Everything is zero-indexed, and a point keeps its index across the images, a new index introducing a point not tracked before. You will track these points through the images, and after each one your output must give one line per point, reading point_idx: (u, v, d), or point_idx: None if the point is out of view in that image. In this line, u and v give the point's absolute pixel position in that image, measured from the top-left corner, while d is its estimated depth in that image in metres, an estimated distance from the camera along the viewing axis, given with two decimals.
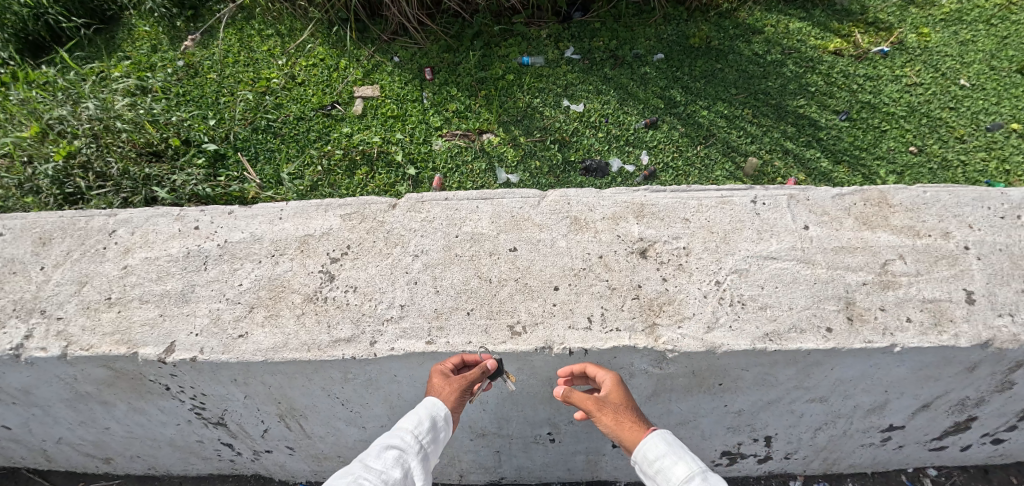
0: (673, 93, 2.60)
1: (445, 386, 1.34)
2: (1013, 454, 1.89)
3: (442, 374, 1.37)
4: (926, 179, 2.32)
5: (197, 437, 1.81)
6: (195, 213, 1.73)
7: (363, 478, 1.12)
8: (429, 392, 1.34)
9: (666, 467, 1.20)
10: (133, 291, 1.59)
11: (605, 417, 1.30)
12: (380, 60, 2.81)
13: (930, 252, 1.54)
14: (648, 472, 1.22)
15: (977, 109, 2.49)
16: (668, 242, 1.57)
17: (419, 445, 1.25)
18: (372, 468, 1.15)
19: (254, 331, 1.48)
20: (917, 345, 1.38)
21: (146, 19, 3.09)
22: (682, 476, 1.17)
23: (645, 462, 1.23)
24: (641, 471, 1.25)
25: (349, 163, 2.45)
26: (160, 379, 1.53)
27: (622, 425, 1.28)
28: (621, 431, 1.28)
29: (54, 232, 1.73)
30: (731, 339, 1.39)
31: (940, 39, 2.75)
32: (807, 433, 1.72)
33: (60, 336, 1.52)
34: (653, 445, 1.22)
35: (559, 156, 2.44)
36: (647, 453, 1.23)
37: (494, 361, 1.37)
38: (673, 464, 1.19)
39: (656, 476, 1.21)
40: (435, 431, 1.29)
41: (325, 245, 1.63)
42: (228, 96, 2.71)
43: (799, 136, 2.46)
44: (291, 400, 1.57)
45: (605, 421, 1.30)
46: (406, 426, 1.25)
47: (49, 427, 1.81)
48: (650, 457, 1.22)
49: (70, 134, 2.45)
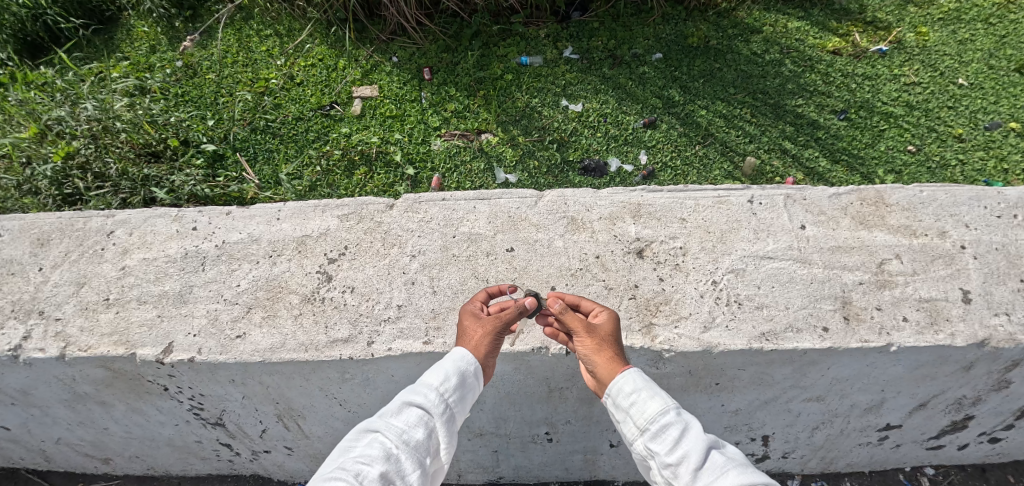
0: (671, 93, 2.60)
1: (481, 327, 1.29)
2: (1010, 453, 1.90)
3: (472, 313, 1.34)
4: (924, 178, 2.32)
5: (195, 438, 1.81)
6: (193, 214, 1.74)
7: (381, 436, 1.04)
8: (459, 346, 1.26)
9: (641, 401, 1.12)
10: (132, 292, 1.59)
11: (585, 344, 1.26)
12: (379, 60, 2.81)
13: (927, 251, 1.55)
14: (620, 405, 1.15)
15: (975, 108, 2.50)
16: (665, 242, 1.58)
17: (445, 403, 1.12)
18: (392, 427, 1.05)
19: (251, 331, 1.48)
20: (913, 344, 1.38)
21: (145, 20, 3.09)
22: (657, 411, 1.09)
23: (621, 395, 1.15)
24: (612, 404, 1.18)
25: (348, 164, 2.45)
26: (158, 380, 1.53)
27: (600, 352, 1.24)
28: (598, 358, 1.24)
29: (52, 233, 1.73)
30: (728, 338, 1.40)
31: (938, 38, 2.75)
32: (804, 432, 1.72)
33: (59, 337, 1.52)
34: (631, 378, 1.16)
35: (558, 156, 2.44)
36: (622, 385, 1.16)
37: (532, 301, 1.35)
38: (648, 399, 1.12)
39: (630, 410, 1.13)
40: (463, 389, 1.17)
41: (323, 245, 1.63)
42: (227, 96, 2.71)
43: (798, 135, 2.46)
44: (289, 400, 1.57)
45: (585, 349, 1.26)
46: (430, 382, 1.14)
47: (48, 427, 1.81)
48: (625, 388, 1.16)
49: (68, 135, 2.45)
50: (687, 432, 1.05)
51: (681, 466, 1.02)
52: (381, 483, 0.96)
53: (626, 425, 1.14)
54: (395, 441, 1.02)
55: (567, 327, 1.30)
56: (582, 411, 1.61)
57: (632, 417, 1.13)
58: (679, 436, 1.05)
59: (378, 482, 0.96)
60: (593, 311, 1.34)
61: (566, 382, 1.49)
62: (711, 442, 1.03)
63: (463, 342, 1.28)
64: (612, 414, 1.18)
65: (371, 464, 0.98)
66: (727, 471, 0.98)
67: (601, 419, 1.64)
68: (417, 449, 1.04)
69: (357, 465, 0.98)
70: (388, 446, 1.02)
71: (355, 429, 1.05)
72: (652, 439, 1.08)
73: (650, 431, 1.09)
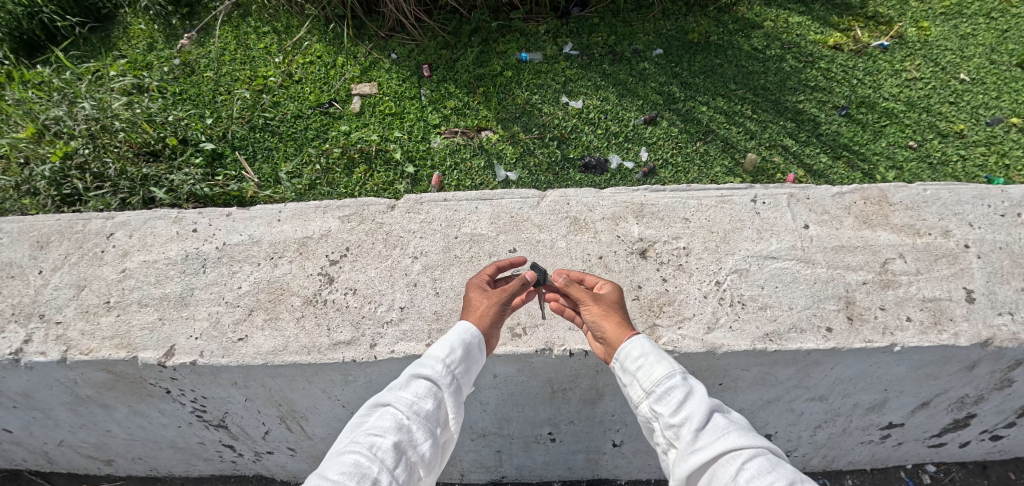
0: (672, 89, 2.59)
1: (487, 300, 1.31)
2: (1011, 450, 1.90)
3: (478, 288, 1.36)
4: (925, 174, 2.31)
5: (198, 439, 1.81)
6: (194, 215, 1.73)
7: (391, 408, 1.02)
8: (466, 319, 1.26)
9: (648, 365, 1.11)
10: (132, 294, 1.58)
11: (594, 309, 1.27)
12: (378, 57, 2.79)
13: (930, 251, 1.54)
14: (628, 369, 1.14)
15: (977, 103, 2.49)
16: (668, 242, 1.57)
17: (453, 375, 1.12)
18: (402, 399, 1.04)
19: (253, 334, 1.47)
20: (917, 345, 1.38)
21: (142, 17, 3.07)
22: (662, 375, 1.08)
23: (627, 359, 1.14)
24: (619, 368, 1.16)
25: (348, 162, 2.44)
26: (160, 383, 1.53)
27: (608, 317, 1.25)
28: (606, 322, 1.24)
29: (51, 235, 1.72)
30: (732, 339, 1.39)
31: (940, 32, 2.74)
32: (807, 430, 1.72)
33: (60, 340, 1.52)
34: (637, 341, 1.15)
35: (558, 153, 2.43)
36: (629, 349, 1.15)
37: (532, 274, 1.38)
38: (654, 363, 1.11)
39: (636, 374, 1.12)
40: (469, 361, 1.16)
41: (324, 246, 1.62)
42: (226, 95, 2.70)
43: (798, 132, 2.45)
44: (292, 402, 1.57)
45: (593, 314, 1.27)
46: (437, 354, 1.13)
47: (50, 429, 1.81)
48: (632, 353, 1.15)
49: (66, 135, 2.43)
50: (691, 395, 1.04)
51: (684, 427, 1.01)
52: (395, 454, 0.96)
53: (632, 388, 1.13)
54: (406, 413, 1.01)
55: (573, 298, 1.33)
56: (584, 411, 1.60)
57: (638, 380, 1.12)
58: (683, 399, 1.03)
59: (391, 453, 0.95)
60: (596, 284, 1.38)
61: (570, 383, 1.49)
62: (715, 407, 1.02)
63: (468, 312, 1.29)
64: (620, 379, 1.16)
65: (384, 435, 0.98)
66: (730, 433, 0.97)
67: (604, 419, 1.64)
68: (427, 421, 1.02)
69: (370, 437, 0.97)
70: (399, 418, 1.01)
71: (364, 403, 1.04)
72: (657, 401, 1.06)
73: (655, 394, 1.07)
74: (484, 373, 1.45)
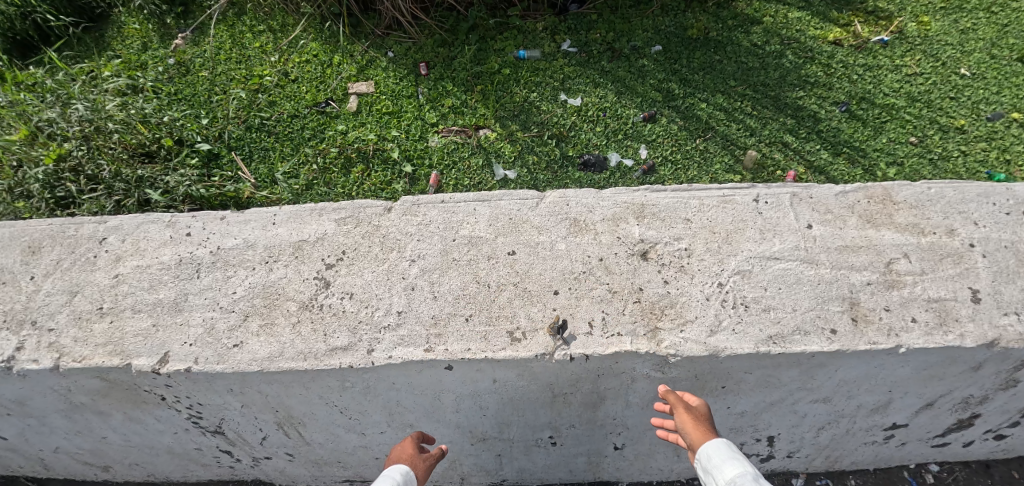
0: (671, 86, 2.56)
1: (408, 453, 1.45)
2: (1015, 449, 1.89)
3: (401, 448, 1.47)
4: (926, 170, 2.29)
5: (195, 445, 1.79)
6: (187, 219, 1.70)
7: None
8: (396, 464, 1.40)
9: (721, 466, 1.17)
10: (126, 300, 1.56)
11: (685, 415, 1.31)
12: (375, 56, 2.76)
13: (935, 250, 1.52)
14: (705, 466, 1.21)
15: (978, 98, 2.46)
16: (669, 243, 1.55)
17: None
18: None
19: (249, 340, 1.45)
20: (923, 346, 1.36)
21: (136, 17, 3.04)
22: (733, 475, 1.14)
23: (705, 461, 1.21)
24: (700, 468, 1.22)
25: (345, 162, 2.41)
26: (155, 389, 1.50)
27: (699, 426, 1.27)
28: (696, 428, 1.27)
29: (43, 240, 1.70)
30: (735, 342, 1.37)
31: (940, 27, 2.71)
32: (810, 432, 1.70)
33: (52, 348, 1.49)
34: (717, 446, 1.21)
35: (557, 151, 2.40)
36: (709, 451, 1.21)
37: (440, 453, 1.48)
38: (728, 464, 1.17)
39: (711, 474, 1.19)
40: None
41: (320, 250, 1.60)
42: (221, 94, 2.66)
43: (799, 128, 2.43)
44: (289, 408, 1.55)
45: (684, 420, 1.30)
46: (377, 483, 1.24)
47: (46, 436, 1.79)
48: (712, 455, 1.20)
49: (59, 137, 2.39)
50: None
51: None
52: None
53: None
54: None
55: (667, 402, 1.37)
56: (586, 415, 1.58)
57: (715, 479, 1.18)
58: None
59: None
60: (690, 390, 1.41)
61: (570, 388, 1.46)
62: None
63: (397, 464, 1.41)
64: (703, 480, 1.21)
65: None
66: None
67: (606, 422, 1.62)
68: None
69: None
70: None
71: None
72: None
73: None
74: (483, 379, 1.42)
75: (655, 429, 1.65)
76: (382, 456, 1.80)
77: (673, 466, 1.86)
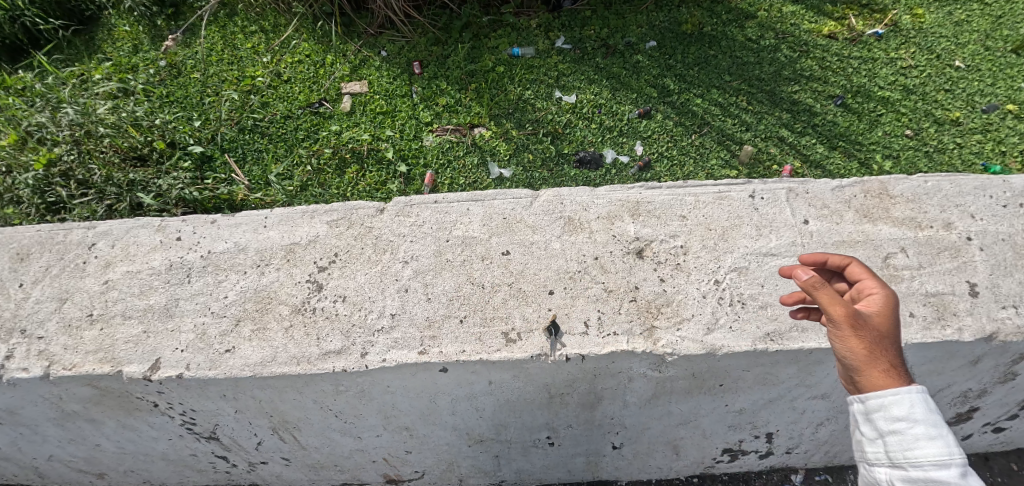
0: (666, 82, 2.55)
1: None
2: (1014, 441, 1.88)
3: None
4: (922, 162, 2.28)
5: (190, 451, 1.77)
6: (178, 223, 1.68)
7: None
8: None
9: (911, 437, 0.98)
10: (116, 306, 1.54)
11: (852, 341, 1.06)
12: (367, 55, 2.74)
13: (933, 244, 1.51)
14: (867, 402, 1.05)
15: (972, 90, 2.45)
16: (665, 241, 1.54)
17: None
18: None
19: (241, 345, 1.43)
20: (921, 341, 1.35)
21: (126, 19, 3.01)
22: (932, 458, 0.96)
23: (877, 410, 1.03)
24: (860, 410, 1.06)
25: (339, 162, 2.39)
26: (147, 396, 1.48)
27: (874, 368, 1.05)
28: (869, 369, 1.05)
29: (32, 247, 1.67)
30: (732, 340, 1.36)
31: (935, 19, 2.70)
32: (809, 428, 1.69)
33: (42, 356, 1.47)
34: (905, 402, 1.00)
35: (552, 149, 2.38)
36: (892, 406, 1.01)
37: None
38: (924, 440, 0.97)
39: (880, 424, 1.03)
40: None
41: (312, 253, 1.58)
42: (213, 96, 2.64)
43: (795, 122, 2.41)
44: (283, 413, 1.53)
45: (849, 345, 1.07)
46: None
47: (39, 445, 1.76)
48: (890, 409, 1.01)
49: (49, 141, 2.36)
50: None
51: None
52: None
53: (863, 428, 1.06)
54: None
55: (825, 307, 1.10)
56: (583, 415, 1.57)
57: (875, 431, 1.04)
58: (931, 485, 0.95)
59: None
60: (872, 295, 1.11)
61: (567, 388, 1.45)
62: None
63: None
64: (852, 408, 1.09)
65: None
66: None
67: (603, 422, 1.61)
68: None
69: None
70: None
71: None
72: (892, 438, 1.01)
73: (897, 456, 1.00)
74: (479, 380, 1.41)
75: (653, 428, 1.64)
76: (378, 459, 1.79)
77: (672, 464, 1.85)
